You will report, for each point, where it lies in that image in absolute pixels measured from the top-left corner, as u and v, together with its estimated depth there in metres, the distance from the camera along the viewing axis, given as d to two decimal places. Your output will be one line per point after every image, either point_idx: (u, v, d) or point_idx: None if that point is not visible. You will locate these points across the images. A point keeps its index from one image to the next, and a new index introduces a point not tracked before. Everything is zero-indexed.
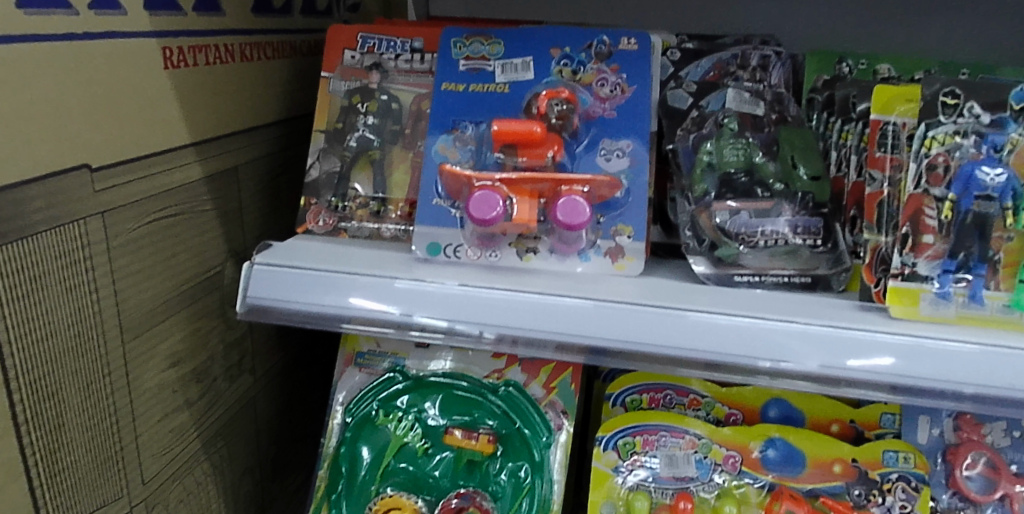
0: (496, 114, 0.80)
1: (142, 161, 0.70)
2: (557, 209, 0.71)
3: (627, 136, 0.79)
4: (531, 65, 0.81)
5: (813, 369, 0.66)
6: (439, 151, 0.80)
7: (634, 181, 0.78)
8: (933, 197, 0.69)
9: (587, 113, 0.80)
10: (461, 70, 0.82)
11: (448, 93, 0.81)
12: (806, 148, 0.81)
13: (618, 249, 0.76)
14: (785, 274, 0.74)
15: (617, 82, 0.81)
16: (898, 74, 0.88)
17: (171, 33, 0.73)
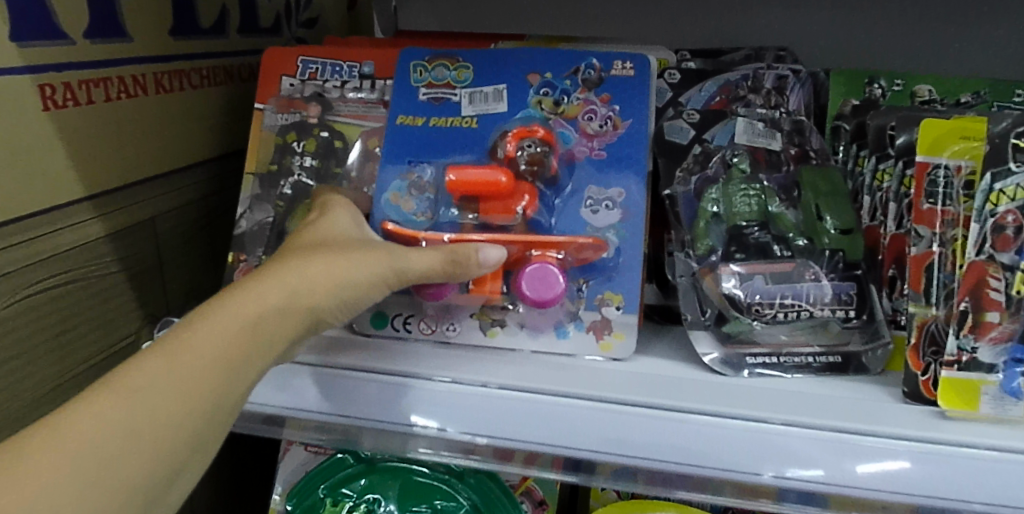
0: (459, 155, 0.66)
1: (11, 225, 0.58)
2: (523, 281, 0.57)
3: (620, 181, 0.65)
4: (505, 95, 0.67)
5: (824, 483, 0.52)
6: (388, 200, 0.66)
7: (628, 238, 0.63)
8: (1000, 264, 0.54)
9: (570, 153, 0.66)
10: (420, 100, 0.68)
11: (403, 129, 0.68)
12: (834, 195, 0.66)
13: (605, 324, 0.62)
14: (809, 354, 0.60)
15: (608, 115, 0.66)
16: (940, 98, 0.74)
17: (52, 67, 0.60)
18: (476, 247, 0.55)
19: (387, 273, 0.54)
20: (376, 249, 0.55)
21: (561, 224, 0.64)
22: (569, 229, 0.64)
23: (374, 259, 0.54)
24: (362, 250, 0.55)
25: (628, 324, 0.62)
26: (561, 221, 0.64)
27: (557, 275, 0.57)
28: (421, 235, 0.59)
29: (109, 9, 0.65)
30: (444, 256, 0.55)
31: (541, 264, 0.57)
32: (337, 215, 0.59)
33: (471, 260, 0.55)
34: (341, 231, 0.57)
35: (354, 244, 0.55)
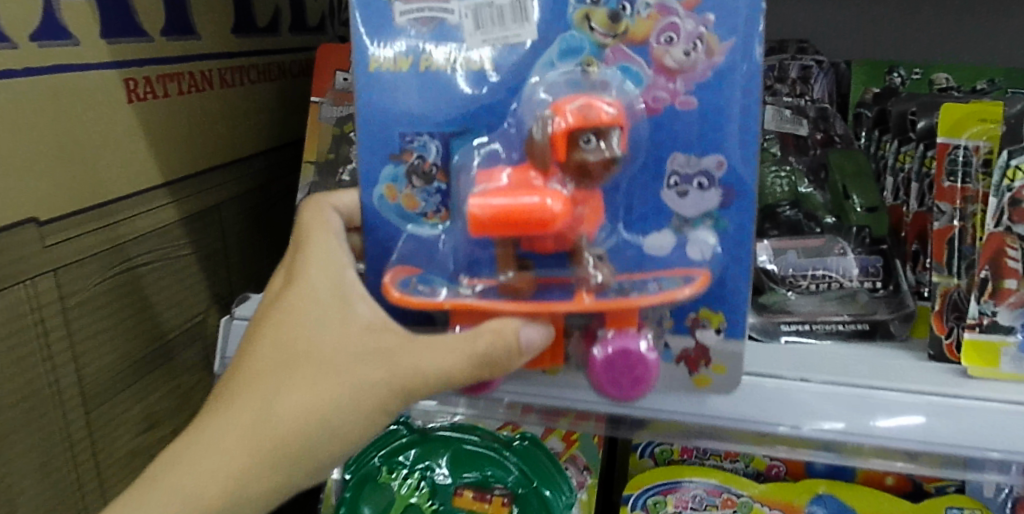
0: (473, 114, 0.50)
1: (101, 208, 0.62)
2: (602, 367, 0.52)
3: (720, 146, 0.49)
4: (532, 6, 0.49)
5: (840, 433, 0.56)
6: (385, 193, 0.52)
7: (730, 235, 0.51)
8: (1016, 236, 0.59)
9: (647, 105, 0.49)
10: (399, 23, 0.50)
11: (379, 77, 0.51)
12: (859, 174, 0.72)
13: (702, 351, 0.54)
14: (838, 321, 0.65)
15: (698, 31, 0.49)
16: (956, 84, 0.78)
17: (135, 62, 0.64)
18: (519, 333, 0.47)
19: (385, 389, 0.49)
20: (368, 368, 0.50)
21: (632, 229, 0.51)
22: (652, 223, 0.51)
23: (361, 380, 0.50)
24: (350, 374, 0.50)
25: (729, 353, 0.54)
26: (639, 220, 0.51)
27: (641, 359, 0.51)
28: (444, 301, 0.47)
29: (178, 9, 0.69)
30: (472, 352, 0.47)
31: (622, 345, 0.50)
32: (321, 296, 0.52)
33: (515, 349, 0.47)
34: (322, 326, 0.51)
35: (343, 369, 0.50)
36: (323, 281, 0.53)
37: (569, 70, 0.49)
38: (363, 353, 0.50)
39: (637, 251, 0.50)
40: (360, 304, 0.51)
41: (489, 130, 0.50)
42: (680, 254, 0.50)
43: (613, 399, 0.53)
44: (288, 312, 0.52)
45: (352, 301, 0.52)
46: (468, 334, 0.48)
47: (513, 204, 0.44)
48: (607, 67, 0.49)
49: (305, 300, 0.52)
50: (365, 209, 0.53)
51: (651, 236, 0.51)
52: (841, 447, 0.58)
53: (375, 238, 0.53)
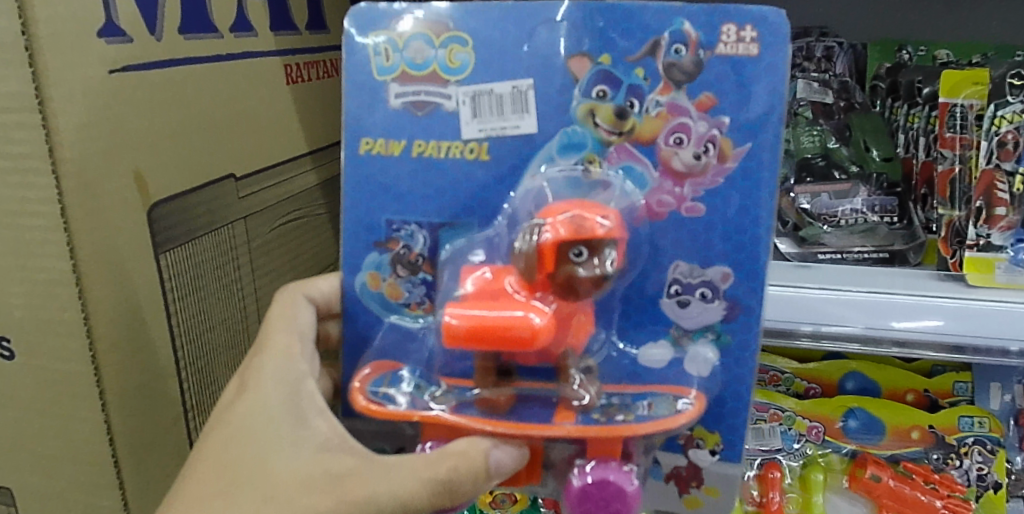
0: (465, 209, 0.57)
1: (275, 169, 0.76)
2: (578, 498, 0.52)
3: (721, 260, 0.55)
4: (530, 98, 0.55)
5: (857, 330, 0.71)
6: (368, 281, 0.59)
7: (730, 350, 0.56)
8: (1004, 172, 0.75)
9: (649, 206, 0.55)
10: (394, 108, 0.57)
11: (371, 158, 0.57)
12: (876, 131, 0.91)
13: (694, 470, 0.58)
14: (865, 250, 0.80)
15: (710, 134, 0.54)
16: (956, 58, 0.94)
17: (291, 51, 0.77)
18: (487, 454, 0.51)
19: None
20: (315, 494, 0.52)
21: (625, 336, 0.56)
22: (647, 331, 0.56)
23: (305, 506, 0.51)
24: (296, 493, 0.52)
25: (723, 475, 0.58)
26: (637, 327, 0.56)
27: (619, 491, 0.51)
28: (415, 415, 0.52)
29: (315, 7, 0.82)
30: (442, 477, 0.50)
31: (600, 476, 0.51)
32: (276, 409, 0.57)
33: (484, 470, 0.50)
34: (277, 435, 0.55)
35: (281, 483, 0.52)
36: (275, 393, 0.58)
37: (567, 165, 0.55)
38: (313, 477, 0.53)
39: (630, 361, 0.56)
40: (314, 420, 0.57)
41: (483, 223, 0.56)
42: (677, 370, 0.55)
43: None
44: (238, 425, 0.56)
45: (306, 417, 0.57)
46: (435, 453, 0.51)
47: (490, 317, 0.48)
48: (611, 165, 0.55)
49: (249, 415, 0.57)
50: (347, 295, 0.59)
51: (648, 345, 0.56)
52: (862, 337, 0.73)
53: (354, 329, 0.60)
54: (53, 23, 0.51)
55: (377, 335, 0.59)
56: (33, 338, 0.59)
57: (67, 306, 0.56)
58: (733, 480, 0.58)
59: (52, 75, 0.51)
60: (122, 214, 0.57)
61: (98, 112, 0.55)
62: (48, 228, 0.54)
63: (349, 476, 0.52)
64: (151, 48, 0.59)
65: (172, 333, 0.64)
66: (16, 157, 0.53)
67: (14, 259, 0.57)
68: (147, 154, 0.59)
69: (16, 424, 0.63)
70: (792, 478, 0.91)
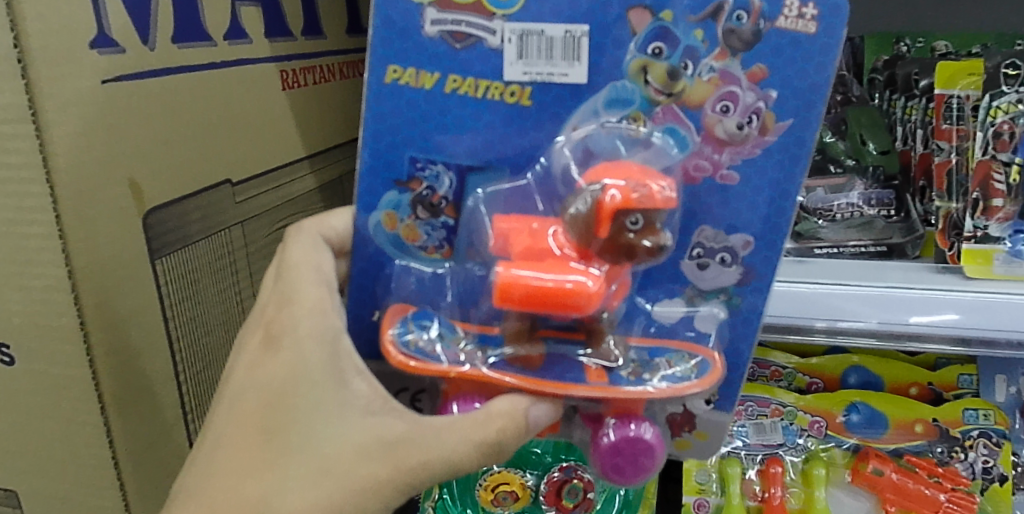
0: (497, 155, 0.57)
1: (268, 175, 0.76)
2: (607, 453, 0.57)
3: (745, 229, 0.57)
4: (583, 46, 0.55)
5: (872, 326, 0.71)
6: (383, 221, 0.59)
7: (740, 313, 0.59)
8: (1000, 162, 0.75)
9: (686, 169, 0.56)
10: (432, 37, 0.55)
11: (398, 88, 0.56)
12: (873, 126, 0.90)
13: (688, 416, 0.62)
14: (861, 244, 0.80)
15: (756, 105, 0.55)
16: (955, 49, 0.94)
17: (287, 57, 0.77)
18: (527, 413, 0.54)
19: (389, 490, 0.54)
20: (373, 462, 0.54)
21: (642, 293, 0.58)
22: (664, 289, 0.58)
23: (362, 475, 0.54)
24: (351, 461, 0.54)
25: (714, 423, 0.63)
26: (654, 285, 0.58)
27: (646, 448, 0.57)
28: (451, 371, 0.54)
29: (312, 13, 0.83)
30: (490, 437, 0.54)
31: (625, 433, 0.56)
32: (315, 371, 0.57)
33: (525, 428, 0.54)
34: (325, 394, 0.56)
35: (333, 451, 0.54)
36: (315, 351, 0.57)
37: (612, 121, 0.56)
38: (364, 444, 0.55)
39: (646, 316, 0.58)
40: (356, 383, 0.57)
41: (511, 172, 0.57)
42: (687, 326, 0.58)
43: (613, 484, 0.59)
44: (279, 386, 0.56)
45: (346, 378, 0.57)
46: (481, 413, 0.55)
47: (546, 278, 0.51)
48: (656, 125, 0.56)
49: (291, 375, 0.56)
50: (360, 230, 0.59)
51: (665, 300, 0.59)
52: (877, 334, 0.73)
53: (364, 261, 0.60)
54: (45, 37, 0.52)
55: (392, 275, 0.59)
56: (31, 343, 0.60)
57: (64, 312, 0.58)
58: (722, 426, 0.63)
59: (45, 87, 0.53)
60: (116, 222, 0.59)
61: (92, 123, 0.56)
62: (45, 236, 0.56)
63: (402, 444, 0.55)
64: (144, 58, 0.60)
65: (169, 338, 0.65)
66: (11, 168, 0.55)
67: (12, 267, 0.58)
68: (142, 162, 0.60)
69: (17, 426, 0.64)
70: (795, 473, 0.91)
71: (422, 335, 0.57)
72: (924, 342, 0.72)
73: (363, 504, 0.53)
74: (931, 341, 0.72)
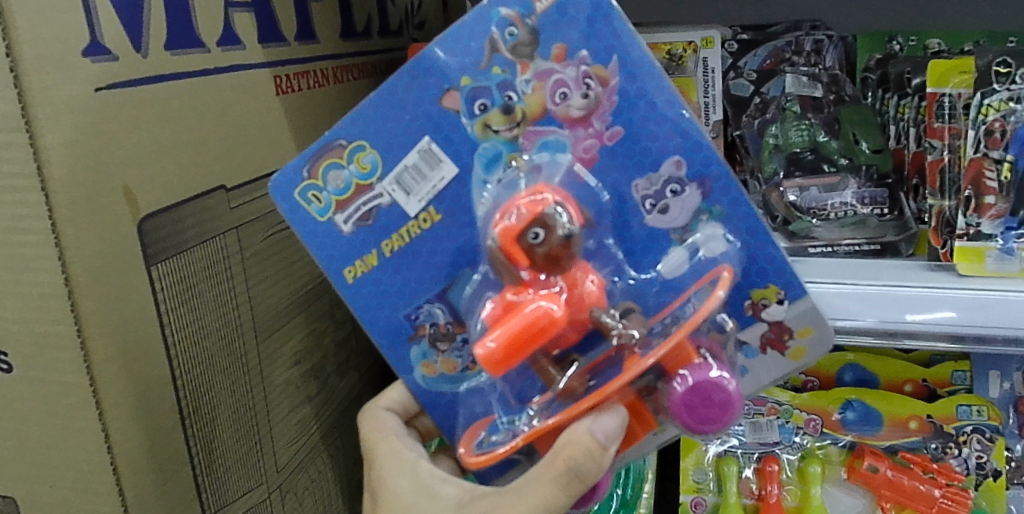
0: (452, 256, 0.62)
1: (265, 179, 0.76)
2: (686, 409, 0.55)
3: (666, 152, 0.57)
4: (438, 150, 0.60)
5: (871, 324, 0.72)
6: (426, 371, 0.65)
7: (730, 215, 0.58)
8: (992, 159, 0.75)
9: (581, 158, 0.59)
10: (349, 229, 0.62)
11: (362, 279, 0.63)
12: (865, 123, 0.92)
13: (778, 326, 0.60)
14: (856, 242, 0.80)
15: (582, 71, 0.58)
16: (947, 47, 0.94)
17: (280, 62, 0.77)
18: (590, 430, 0.56)
19: None
20: None
21: (638, 268, 0.59)
22: (652, 255, 0.59)
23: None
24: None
25: (803, 315, 0.60)
26: (647, 257, 0.59)
27: (714, 386, 0.55)
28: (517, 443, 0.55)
29: (305, 17, 0.82)
30: (562, 469, 0.57)
31: (694, 380, 0.55)
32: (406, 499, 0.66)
33: (598, 444, 0.56)
34: (417, 511, 0.65)
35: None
36: (405, 486, 0.68)
37: (500, 177, 0.59)
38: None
39: (659, 283, 0.58)
40: (444, 489, 0.65)
41: (471, 267, 0.62)
42: (699, 260, 0.58)
43: (718, 433, 0.56)
44: None
45: (434, 488, 0.66)
46: (549, 455, 0.58)
47: (511, 325, 0.52)
48: (532, 152, 0.59)
49: (393, 510, 0.67)
50: (417, 391, 0.66)
51: (661, 261, 0.59)
52: (873, 334, 0.73)
53: (439, 408, 0.66)
54: (37, 45, 0.52)
55: (461, 402, 0.65)
56: (27, 351, 0.60)
57: (59, 319, 0.58)
58: (814, 313, 0.60)
59: (38, 95, 0.53)
60: (109, 229, 0.59)
61: (86, 129, 0.56)
62: (39, 244, 0.56)
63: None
64: (137, 64, 0.60)
65: (165, 343, 0.65)
66: (6, 177, 0.55)
67: (8, 275, 0.58)
68: (136, 168, 0.60)
69: (15, 434, 0.64)
70: (791, 471, 0.92)
71: (496, 433, 0.59)
72: (916, 340, 0.73)
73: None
74: (922, 340, 0.72)
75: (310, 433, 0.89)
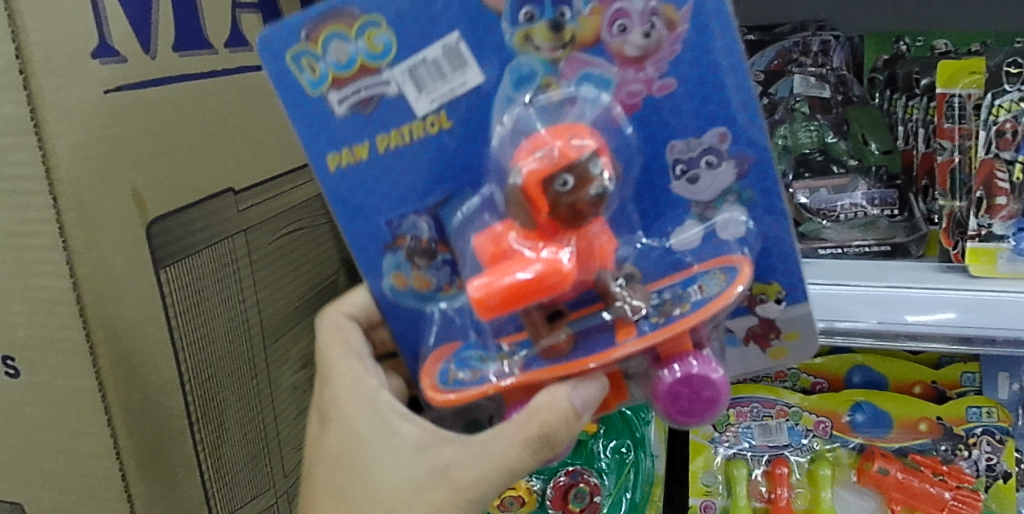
0: (450, 177, 0.53)
1: (272, 182, 0.76)
2: (667, 400, 0.52)
3: (715, 121, 0.51)
4: (464, 50, 0.51)
5: (871, 325, 0.72)
6: (395, 283, 0.57)
7: (758, 203, 0.52)
8: (1003, 160, 0.75)
9: (622, 102, 0.51)
10: (342, 113, 0.53)
11: (344, 172, 0.54)
12: (874, 124, 0.91)
13: (767, 323, 0.57)
14: (865, 244, 0.80)
15: (649, 7, 0.49)
16: (955, 47, 0.94)
17: None
18: (570, 397, 0.50)
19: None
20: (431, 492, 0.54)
21: (650, 232, 0.53)
22: (670, 220, 0.53)
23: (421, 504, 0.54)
24: (407, 495, 0.54)
25: (796, 318, 0.57)
26: (659, 219, 0.53)
27: (705, 381, 0.52)
28: (488, 389, 0.50)
29: None
30: (535, 433, 0.51)
31: (684, 372, 0.52)
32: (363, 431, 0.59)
33: (575, 414, 0.51)
34: (370, 446, 0.58)
35: (388, 488, 0.55)
36: (362, 418, 0.60)
37: (527, 99, 0.51)
38: (419, 479, 0.55)
39: (667, 252, 0.52)
40: (402, 427, 0.58)
41: (470, 188, 0.53)
42: (715, 241, 0.52)
43: (692, 425, 0.55)
44: (336, 452, 0.59)
45: (393, 425, 0.58)
46: (521, 414, 0.51)
47: (513, 273, 0.47)
48: (567, 81, 0.50)
49: (342, 444, 0.59)
50: (380, 301, 0.58)
51: (676, 231, 0.53)
52: (875, 335, 0.73)
53: (399, 324, 0.58)
54: (47, 48, 0.52)
55: (427, 332, 0.57)
56: (35, 356, 0.60)
57: (68, 324, 0.57)
58: (806, 318, 0.56)
59: (46, 97, 0.52)
60: (117, 232, 0.58)
61: (95, 132, 0.56)
62: (48, 248, 0.55)
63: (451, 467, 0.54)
64: (145, 66, 0.59)
65: (174, 348, 0.65)
66: (14, 180, 0.54)
67: (16, 280, 0.57)
68: (144, 170, 0.60)
69: (22, 440, 0.64)
70: (800, 474, 0.92)
71: (463, 370, 0.53)
72: (919, 342, 0.72)
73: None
74: (926, 342, 0.72)
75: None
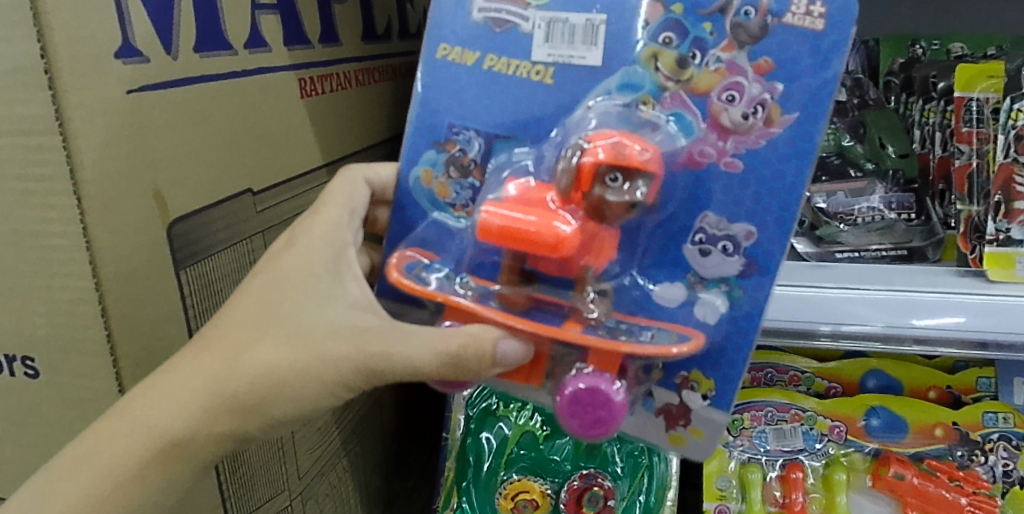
0: (521, 125, 0.62)
1: (290, 182, 0.76)
2: (566, 399, 0.58)
3: (747, 219, 0.59)
4: (600, 34, 0.60)
5: (878, 329, 0.71)
6: (422, 177, 0.65)
7: (741, 307, 0.60)
8: (1022, 165, 0.75)
9: (690, 154, 0.59)
10: (479, 22, 0.62)
11: (445, 64, 0.63)
12: (891, 129, 0.91)
13: (684, 410, 0.63)
14: (882, 248, 0.81)
15: (762, 97, 0.58)
16: (971, 51, 0.94)
17: (305, 65, 0.77)
18: (495, 343, 0.58)
19: (347, 366, 0.60)
20: (341, 342, 0.60)
21: (645, 273, 0.61)
22: (665, 271, 0.61)
23: (326, 347, 0.60)
24: (320, 336, 0.60)
25: (708, 420, 0.62)
26: (658, 266, 0.61)
27: (606, 400, 0.57)
28: (438, 295, 0.59)
29: (329, 19, 0.82)
30: (450, 349, 0.58)
31: (592, 384, 0.58)
32: (320, 265, 0.64)
33: (489, 356, 0.58)
34: (319, 281, 0.63)
35: (311, 324, 0.61)
36: (321, 250, 0.64)
37: (620, 100, 0.60)
38: (341, 329, 0.61)
39: (645, 296, 0.61)
40: (350, 285, 0.64)
41: (527, 142, 0.62)
42: (686, 311, 0.60)
43: (567, 429, 0.60)
44: (291, 273, 0.62)
45: (342, 279, 0.64)
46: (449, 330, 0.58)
47: (524, 218, 0.55)
48: (663, 109, 0.59)
49: (297, 264, 0.63)
50: (401, 183, 0.65)
51: (665, 284, 0.61)
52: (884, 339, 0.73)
53: (402, 212, 0.66)
54: (72, 47, 0.52)
55: (420, 227, 0.65)
56: (55, 356, 0.60)
57: (89, 323, 0.57)
58: (717, 426, 0.62)
59: (72, 96, 0.52)
60: (140, 232, 0.58)
61: (118, 132, 0.56)
62: (71, 248, 0.56)
63: (371, 336, 0.60)
64: (168, 67, 0.59)
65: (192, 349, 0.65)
66: (38, 179, 0.55)
67: (38, 280, 0.58)
68: (167, 170, 0.60)
69: (42, 439, 0.64)
70: (815, 478, 0.92)
71: (428, 272, 0.61)
72: (929, 346, 0.72)
73: (321, 373, 0.60)
74: (936, 346, 0.72)
75: (330, 440, 0.87)
